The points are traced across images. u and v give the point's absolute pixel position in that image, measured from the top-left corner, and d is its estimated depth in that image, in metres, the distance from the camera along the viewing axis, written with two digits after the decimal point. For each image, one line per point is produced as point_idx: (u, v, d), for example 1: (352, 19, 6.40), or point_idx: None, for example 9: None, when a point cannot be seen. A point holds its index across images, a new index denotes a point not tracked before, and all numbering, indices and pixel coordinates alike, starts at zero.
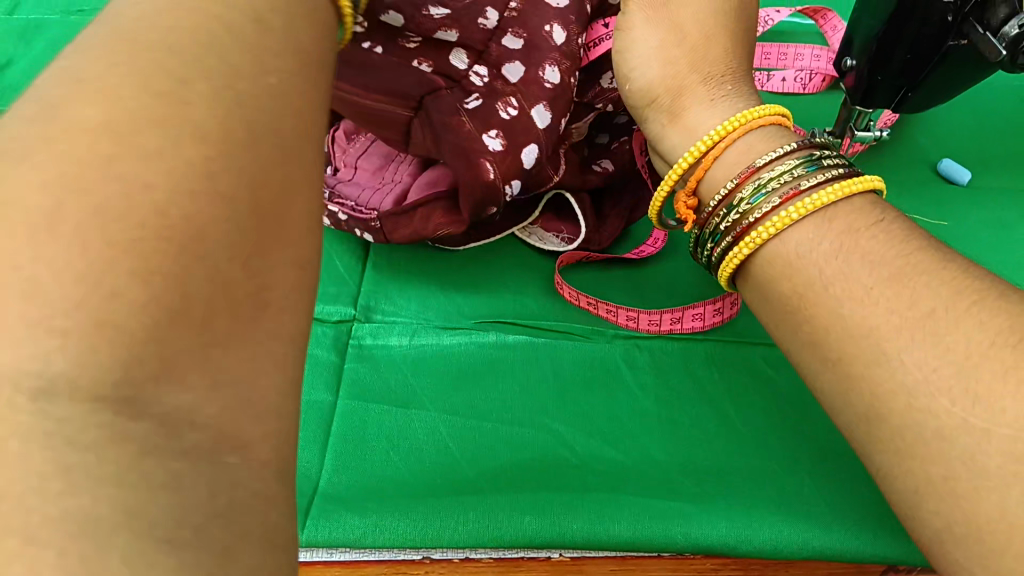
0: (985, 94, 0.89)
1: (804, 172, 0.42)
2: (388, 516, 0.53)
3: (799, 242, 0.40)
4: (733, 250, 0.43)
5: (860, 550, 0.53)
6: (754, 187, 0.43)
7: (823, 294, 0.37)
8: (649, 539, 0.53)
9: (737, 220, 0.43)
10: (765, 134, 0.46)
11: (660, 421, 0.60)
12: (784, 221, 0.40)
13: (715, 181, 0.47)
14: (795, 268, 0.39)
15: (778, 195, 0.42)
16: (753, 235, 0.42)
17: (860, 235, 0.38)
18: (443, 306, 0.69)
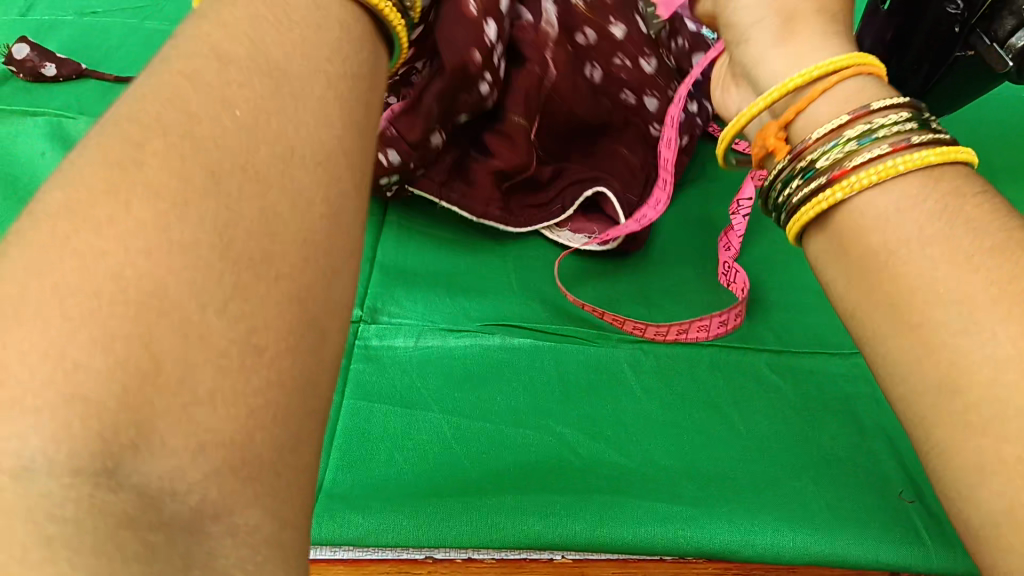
0: (988, 105, 0.87)
1: (915, 125, 0.37)
2: (389, 515, 0.52)
3: (883, 207, 0.35)
4: (823, 193, 0.37)
5: (868, 557, 0.52)
6: (862, 131, 0.37)
7: (915, 255, 0.32)
8: (651, 542, 0.52)
9: (830, 163, 0.37)
10: (867, 83, 0.40)
11: (667, 425, 0.59)
12: (888, 170, 0.35)
13: (809, 120, 0.41)
14: (889, 225, 0.34)
15: (886, 143, 0.36)
16: (849, 182, 0.36)
17: (967, 203, 0.34)
18: (448, 307, 0.68)
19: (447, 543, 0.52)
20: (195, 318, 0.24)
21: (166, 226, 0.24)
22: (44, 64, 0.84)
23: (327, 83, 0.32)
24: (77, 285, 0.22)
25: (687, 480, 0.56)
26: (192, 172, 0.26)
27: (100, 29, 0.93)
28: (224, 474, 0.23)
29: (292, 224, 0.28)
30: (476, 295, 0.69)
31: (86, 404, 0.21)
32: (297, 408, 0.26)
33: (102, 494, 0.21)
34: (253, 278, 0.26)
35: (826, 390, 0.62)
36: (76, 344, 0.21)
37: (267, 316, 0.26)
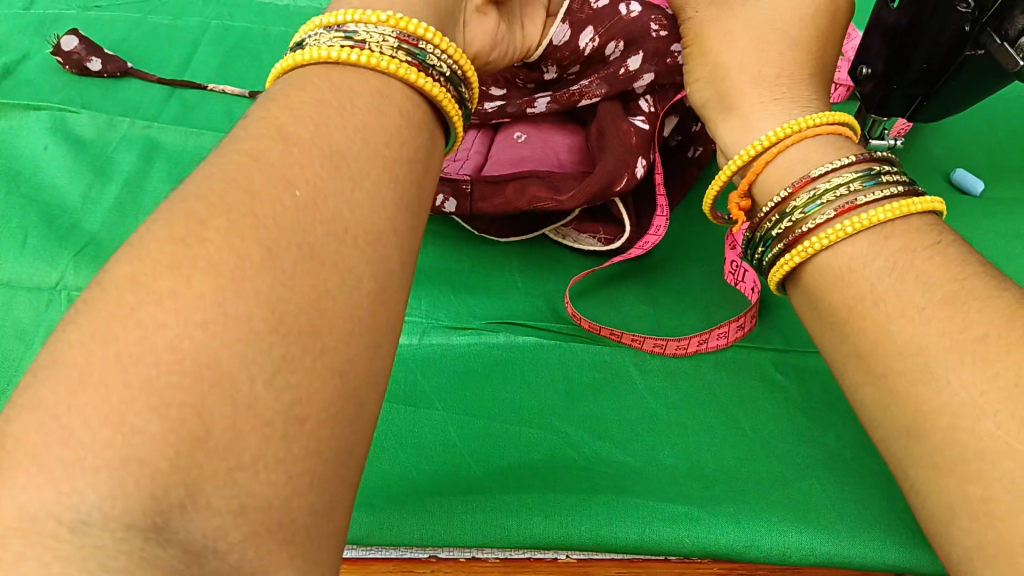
0: (997, 105, 0.87)
1: (865, 184, 0.40)
2: (393, 514, 0.52)
3: (834, 266, 0.39)
4: (783, 257, 0.42)
5: (873, 558, 0.52)
6: (808, 197, 0.42)
7: (871, 311, 0.36)
8: (655, 542, 0.52)
9: (786, 228, 0.42)
10: (824, 142, 0.45)
11: (670, 424, 0.59)
12: (836, 234, 0.39)
13: (768, 182, 0.46)
14: (845, 280, 0.38)
15: (833, 207, 0.40)
16: (801, 248, 0.41)
17: (915, 255, 0.37)
18: (452, 307, 0.68)
19: (451, 542, 0.52)
20: (245, 388, 0.25)
21: (223, 301, 0.26)
22: (90, 59, 0.85)
23: (384, 160, 0.33)
24: (141, 353, 0.24)
25: (691, 480, 0.56)
26: (253, 249, 0.27)
27: (101, 25, 0.92)
28: (260, 536, 0.24)
29: (338, 295, 0.29)
30: (478, 296, 0.69)
31: (144, 465, 0.22)
32: (334, 479, 0.27)
33: (151, 547, 0.22)
34: (300, 351, 0.27)
35: (829, 389, 0.62)
36: (135, 411, 0.23)
37: (313, 387, 0.26)
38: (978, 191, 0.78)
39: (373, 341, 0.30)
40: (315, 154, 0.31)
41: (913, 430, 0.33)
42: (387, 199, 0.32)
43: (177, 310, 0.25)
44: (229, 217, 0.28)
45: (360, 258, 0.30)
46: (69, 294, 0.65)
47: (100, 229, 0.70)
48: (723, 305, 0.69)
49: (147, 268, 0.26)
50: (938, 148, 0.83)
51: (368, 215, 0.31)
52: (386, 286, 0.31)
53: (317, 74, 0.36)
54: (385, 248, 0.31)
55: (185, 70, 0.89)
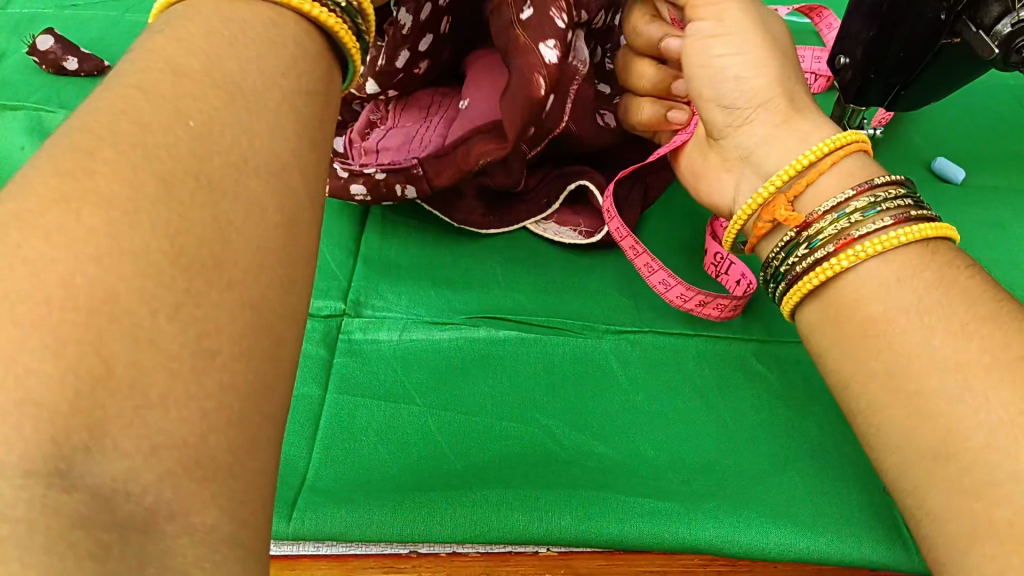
0: (978, 94, 0.88)
1: (914, 203, 0.43)
2: (371, 510, 0.52)
3: (880, 278, 0.41)
4: (826, 262, 0.43)
5: (849, 552, 0.52)
6: (864, 203, 0.43)
7: (916, 324, 0.39)
8: (637, 537, 0.52)
9: (834, 233, 0.43)
10: (863, 159, 0.47)
11: (654, 418, 0.59)
12: (892, 243, 0.41)
13: (821, 190, 0.46)
14: (894, 292, 0.40)
15: (886, 217, 0.42)
16: (853, 255, 0.42)
17: (960, 273, 0.40)
18: (432, 300, 0.67)
19: (433, 539, 0.52)
20: (146, 323, 0.24)
21: (115, 236, 0.25)
22: (67, 58, 0.83)
23: (276, 92, 0.33)
24: (30, 293, 0.23)
25: (672, 472, 0.56)
26: (144, 182, 0.27)
27: (81, 21, 0.91)
28: (178, 475, 0.24)
29: (241, 232, 0.29)
30: (457, 290, 0.68)
31: (41, 406, 0.22)
32: (252, 413, 0.27)
33: (54, 495, 0.21)
34: (204, 284, 0.26)
35: (811, 380, 0.63)
36: (28, 351, 0.22)
37: (220, 320, 0.27)
38: (959, 181, 0.78)
39: (283, 284, 0.30)
40: (220, 92, 0.31)
41: (939, 454, 0.36)
42: (295, 142, 0.33)
43: (76, 243, 0.24)
44: (130, 152, 0.27)
45: (266, 200, 0.30)
46: None
47: None
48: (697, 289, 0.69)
49: (45, 202, 0.25)
50: (922, 138, 0.83)
51: (275, 158, 0.31)
52: (289, 224, 0.31)
53: (207, 6, 0.35)
54: (290, 188, 0.32)
55: None
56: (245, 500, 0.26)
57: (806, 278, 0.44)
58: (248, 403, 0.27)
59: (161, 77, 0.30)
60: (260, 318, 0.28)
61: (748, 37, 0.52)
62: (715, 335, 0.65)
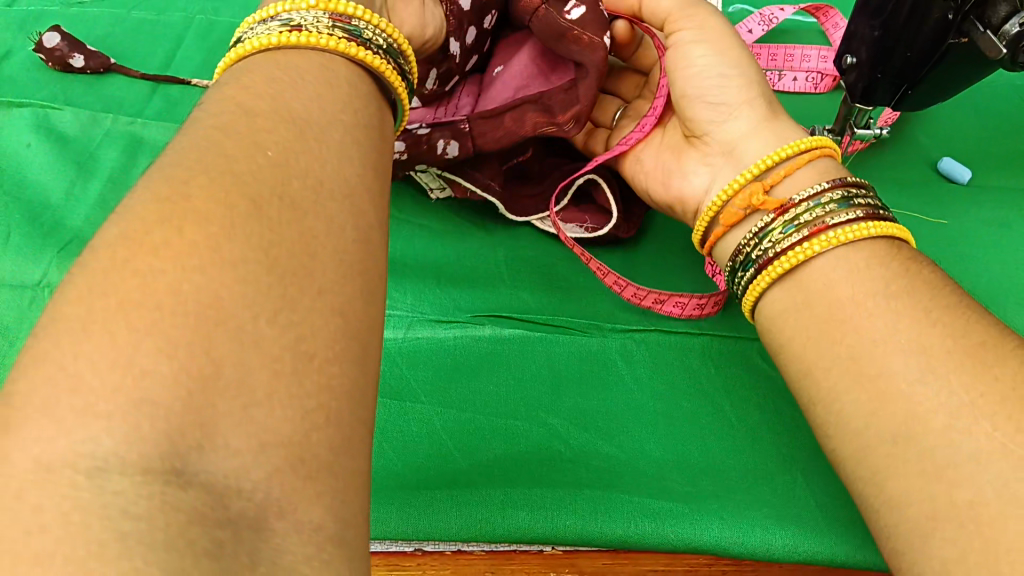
0: (989, 92, 0.88)
1: (880, 204, 0.47)
2: (375, 508, 0.52)
3: (842, 266, 0.44)
4: (797, 248, 0.46)
5: (851, 556, 0.53)
6: (837, 195, 0.47)
7: (877, 308, 0.42)
8: (641, 537, 0.52)
9: (807, 221, 0.47)
10: (829, 165, 0.51)
11: (659, 418, 0.59)
12: (862, 231, 0.45)
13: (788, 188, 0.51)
14: (860, 276, 0.43)
15: (857, 211, 0.46)
16: (824, 240, 0.45)
17: (920, 267, 0.43)
18: (438, 298, 0.67)
19: (435, 536, 0.52)
20: (249, 327, 0.26)
21: (216, 248, 0.27)
22: (73, 55, 0.83)
23: (342, 124, 0.36)
24: (142, 302, 0.25)
25: (675, 472, 0.56)
26: (237, 203, 0.29)
27: (86, 20, 0.91)
28: (285, 471, 0.25)
29: (326, 248, 0.30)
30: (459, 288, 0.68)
31: (157, 407, 0.23)
32: (348, 417, 0.28)
33: (171, 491, 0.22)
34: (296, 291, 0.28)
35: None
36: (143, 353, 0.24)
37: (314, 324, 0.28)
38: (965, 180, 0.79)
39: (366, 294, 0.31)
40: (293, 125, 0.34)
41: (902, 437, 0.38)
42: (361, 165, 0.35)
43: (185, 258, 0.26)
44: (223, 178, 0.30)
45: (342, 214, 0.32)
46: (51, 289, 0.64)
47: (84, 225, 0.69)
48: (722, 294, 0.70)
49: (160, 223, 0.27)
50: (932, 138, 0.83)
51: (345, 179, 0.33)
52: (366, 242, 0.33)
53: (266, 59, 0.38)
54: (363, 203, 0.34)
55: (169, 66, 0.88)
56: (347, 498, 0.27)
57: (778, 261, 0.47)
58: (346, 406, 0.28)
59: (241, 118, 0.33)
60: (349, 325, 0.30)
61: (748, 64, 0.59)
62: (720, 335, 0.65)
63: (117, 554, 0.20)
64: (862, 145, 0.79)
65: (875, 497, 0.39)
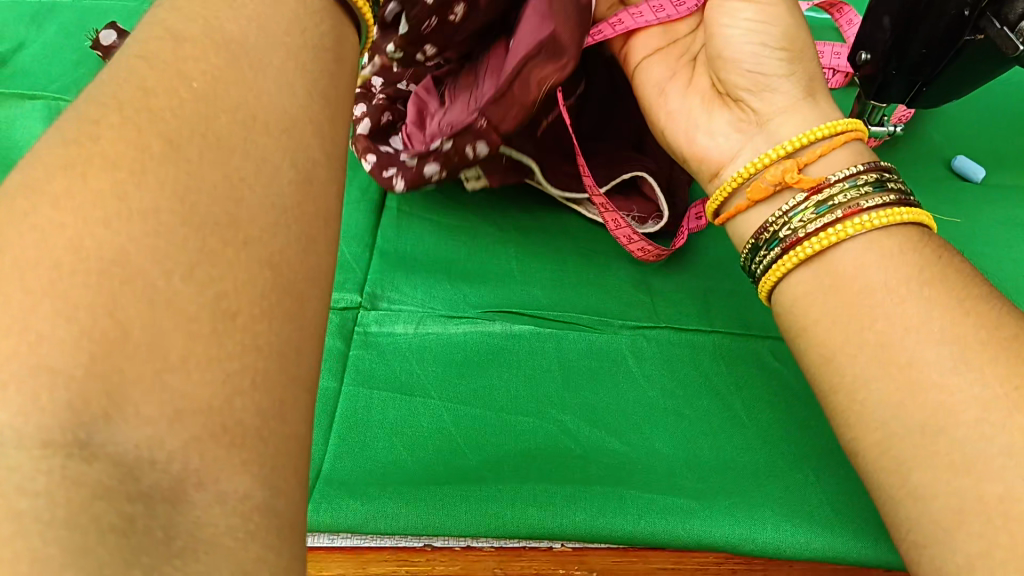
0: (1002, 91, 0.87)
1: (907, 189, 0.46)
2: (386, 504, 0.52)
3: (876, 254, 0.43)
4: (831, 229, 0.45)
5: (869, 555, 0.52)
6: (875, 179, 0.45)
7: (911, 294, 0.41)
8: (652, 535, 0.52)
9: (840, 204, 0.45)
10: (864, 146, 0.50)
11: (669, 415, 0.59)
12: (893, 216, 0.44)
13: (819, 168, 0.49)
14: (894, 263, 0.43)
15: (892, 197, 0.45)
16: (856, 223, 0.44)
17: (950, 258, 0.43)
18: (448, 293, 0.67)
19: (447, 532, 0.52)
20: (159, 284, 0.24)
21: (124, 196, 0.25)
22: None
23: (283, 47, 0.33)
24: (37, 259, 0.23)
25: (687, 469, 0.56)
26: (153, 148, 0.26)
27: (98, 13, 0.91)
28: (204, 440, 0.23)
29: (255, 194, 0.28)
30: (472, 283, 0.68)
31: (56, 373, 0.21)
32: (282, 379, 0.26)
33: (74, 465, 0.20)
34: (214, 244, 0.26)
35: None
36: (40, 317, 0.22)
37: (240, 276, 0.26)
38: (981, 179, 0.77)
39: (304, 242, 0.29)
40: (232, 61, 0.31)
41: (929, 428, 0.38)
42: (305, 96, 0.32)
43: (83, 208, 0.24)
44: (145, 122, 0.27)
45: (283, 158, 0.30)
46: None
47: None
48: (722, 289, 0.69)
49: (66, 176, 0.25)
50: (944, 135, 0.82)
51: (295, 122, 0.31)
52: (303, 181, 0.30)
53: None
54: (295, 138, 0.31)
55: None
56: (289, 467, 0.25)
57: (808, 244, 0.45)
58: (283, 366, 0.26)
59: (168, 50, 0.30)
60: (289, 277, 0.28)
61: (802, 37, 0.55)
62: (732, 334, 0.65)
63: (10, 534, 0.19)
64: (874, 141, 0.77)
65: (898, 485, 0.39)
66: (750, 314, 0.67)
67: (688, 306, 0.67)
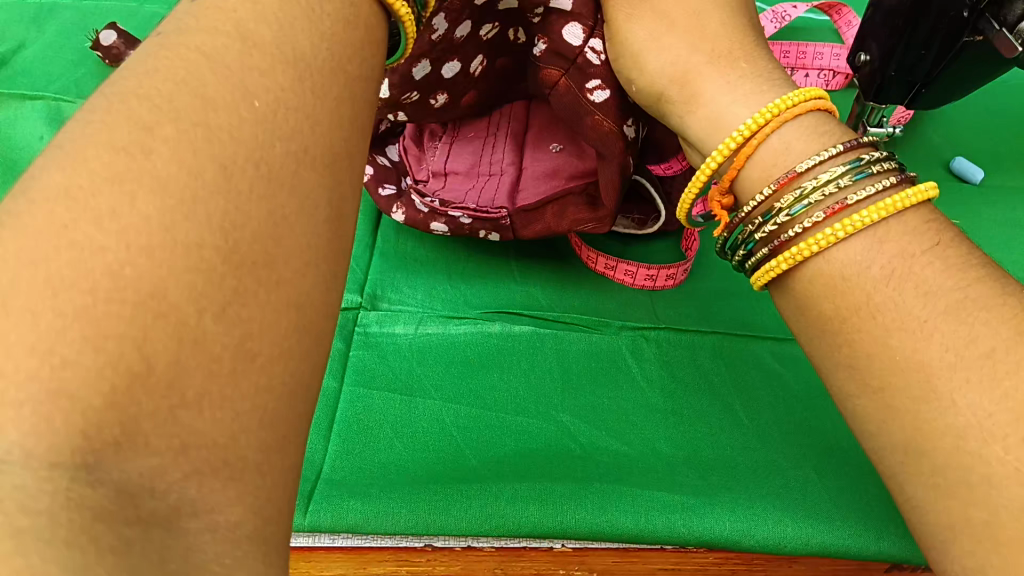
0: (1001, 93, 0.87)
1: (849, 178, 0.38)
2: (387, 502, 0.52)
3: (848, 259, 0.37)
4: (769, 261, 0.40)
5: (869, 547, 0.52)
6: (795, 197, 0.39)
7: (877, 322, 0.35)
8: (654, 531, 0.52)
9: (776, 227, 0.39)
10: (805, 125, 0.42)
11: (670, 414, 0.59)
12: (829, 238, 0.37)
13: (754, 177, 0.42)
14: (845, 288, 0.36)
15: (821, 207, 0.38)
16: (790, 253, 0.38)
17: (918, 262, 0.35)
18: (449, 295, 0.67)
19: (447, 532, 0.52)
20: (193, 322, 0.23)
21: (171, 225, 0.24)
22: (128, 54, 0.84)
23: (313, 41, 0.32)
24: (76, 278, 0.22)
25: (688, 468, 0.56)
26: (198, 172, 0.26)
27: (99, 14, 0.91)
28: (207, 474, 0.23)
29: (285, 227, 0.28)
30: (474, 283, 0.68)
31: (76, 402, 0.20)
32: (286, 415, 0.26)
33: (78, 488, 0.20)
34: (238, 286, 0.25)
35: (825, 376, 0.63)
36: (69, 342, 0.21)
37: (259, 313, 0.26)
38: (978, 180, 0.77)
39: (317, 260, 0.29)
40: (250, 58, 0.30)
41: None
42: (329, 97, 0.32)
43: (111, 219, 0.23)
44: (167, 121, 0.26)
45: (303, 171, 0.29)
46: None
47: None
48: (723, 293, 0.69)
49: (89, 184, 0.24)
50: (943, 137, 0.82)
51: (316, 127, 0.30)
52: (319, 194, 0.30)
53: None
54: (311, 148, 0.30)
55: None
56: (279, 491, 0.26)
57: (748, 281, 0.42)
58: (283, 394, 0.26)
59: (183, 47, 0.29)
60: (301, 302, 0.28)
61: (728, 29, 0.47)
62: (733, 334, 0.65)
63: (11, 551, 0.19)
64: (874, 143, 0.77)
65: None
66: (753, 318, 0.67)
67: (688, 309, 0.67)
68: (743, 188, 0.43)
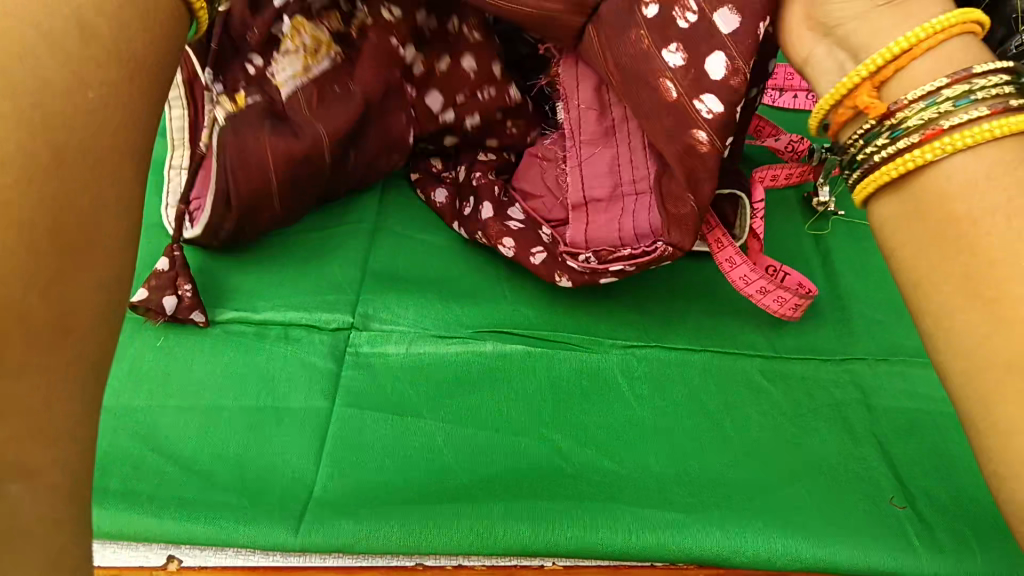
0: None
1: (1012, 86, 0.36)
2: (381, 521, 0.52)
3: (975, 169, 0.35)
4: (910, 154, 0.37)
5: (857, 562, 0.53)
6: (961, 90, 0.36)
7: (994, 229, 0.34)
8: (642, 547, 0.53)
9: (923, 122, 0.36)
10: (967, 43, 0.37)
11: (656, 431, 0.60)
12: (983, 135, 0.35)
13: (916, 79, 0.37)
14: (974, 190, 0.35)
15: (983, 105, 0.35)
16: (941, 145, 0.36)
17: None
18: (439, 314, 0.68)
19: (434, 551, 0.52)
20: (20, 294, 0.26)
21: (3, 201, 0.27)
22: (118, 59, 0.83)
23: None
24: None
25: (676, 485, 0.57)
26: (38, 150, 0.28)
27: None
28: (27, 440, 0.26)
29: (109, 229, 0.31)
30: (466, 304, 0.69)
31: None
32: None
33: None
34: (64, 258, 0.28)
35: (808, 392, 0.64)
36: None
37: (84, 300, 0.29)
38: None
39: None
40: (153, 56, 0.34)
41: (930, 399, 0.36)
42: None
43: None
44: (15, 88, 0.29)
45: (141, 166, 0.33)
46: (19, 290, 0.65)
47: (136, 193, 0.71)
48: (707, 308, 0.71)
49: None
50: None
51: None
52: None
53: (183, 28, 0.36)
54: None
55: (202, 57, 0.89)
56: None
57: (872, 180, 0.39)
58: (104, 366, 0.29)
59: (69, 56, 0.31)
60: None
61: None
62: (717, 351, 0.67)
63: None
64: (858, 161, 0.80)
65: None
66: (732, 333, 0.68)
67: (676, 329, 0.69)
68: (893, 88, 0.38)
